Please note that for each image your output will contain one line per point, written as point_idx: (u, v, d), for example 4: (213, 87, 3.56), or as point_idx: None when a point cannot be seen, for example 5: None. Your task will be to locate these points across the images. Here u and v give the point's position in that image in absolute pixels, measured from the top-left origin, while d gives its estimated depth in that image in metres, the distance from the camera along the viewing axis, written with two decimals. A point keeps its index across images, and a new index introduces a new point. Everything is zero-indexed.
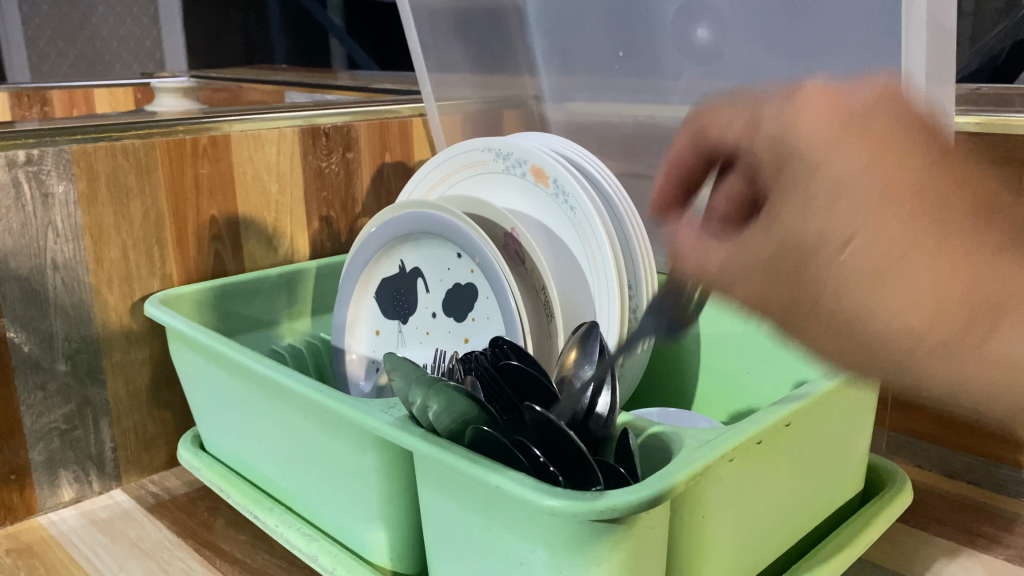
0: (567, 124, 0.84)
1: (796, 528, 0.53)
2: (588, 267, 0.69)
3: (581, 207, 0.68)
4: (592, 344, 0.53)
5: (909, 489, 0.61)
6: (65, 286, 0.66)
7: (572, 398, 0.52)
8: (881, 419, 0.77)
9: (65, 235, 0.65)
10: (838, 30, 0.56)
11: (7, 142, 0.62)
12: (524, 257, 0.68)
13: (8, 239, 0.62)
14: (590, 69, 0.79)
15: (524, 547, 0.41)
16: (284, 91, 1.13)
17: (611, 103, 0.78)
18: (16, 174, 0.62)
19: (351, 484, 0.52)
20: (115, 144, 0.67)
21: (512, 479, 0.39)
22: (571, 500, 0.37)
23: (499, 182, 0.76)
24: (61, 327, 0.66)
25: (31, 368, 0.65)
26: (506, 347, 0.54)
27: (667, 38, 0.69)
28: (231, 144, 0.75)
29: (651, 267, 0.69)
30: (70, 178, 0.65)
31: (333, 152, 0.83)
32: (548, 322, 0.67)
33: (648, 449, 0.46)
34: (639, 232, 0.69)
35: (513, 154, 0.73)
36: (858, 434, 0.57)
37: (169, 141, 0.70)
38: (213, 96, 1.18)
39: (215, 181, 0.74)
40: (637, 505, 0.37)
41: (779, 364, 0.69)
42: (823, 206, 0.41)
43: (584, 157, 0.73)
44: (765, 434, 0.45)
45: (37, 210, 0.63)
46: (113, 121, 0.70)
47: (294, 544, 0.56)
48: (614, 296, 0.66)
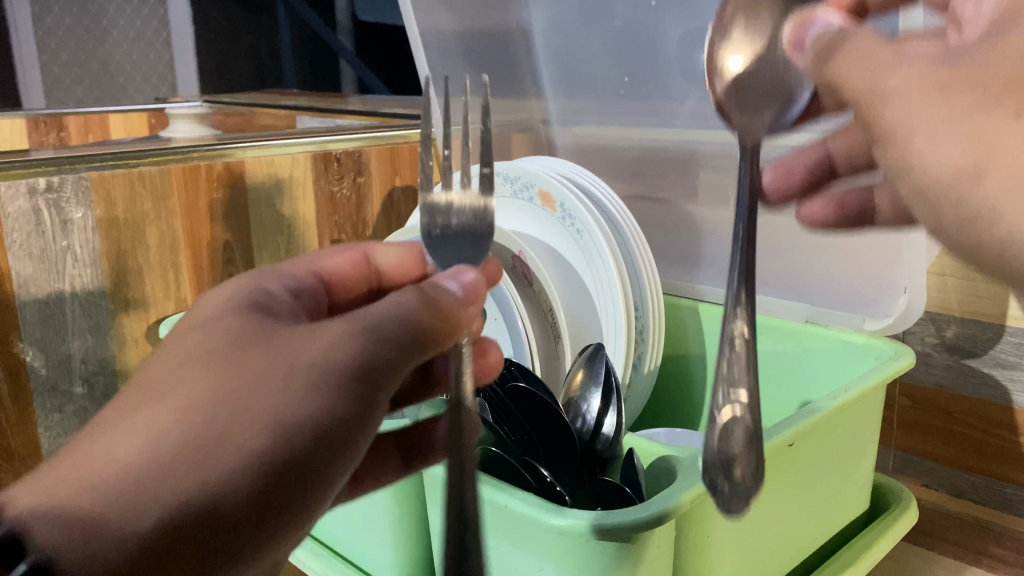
0: (574, 147, 0.86)
1: (800, 549, 0.54)
2: (595, 289, 0.70)
3: (587, 230, 0.69)
4: (597, 366, 0.56)
5: (914, 508, 0.62)
6: (83, 309, 0.67)
7: (580, 417, 0.54)
8: (886, 437, 0.78)
9: (82, 259, 0.67)
10: None
11: (29, 171, 0.64)
12: (531, 280, 0.69)
13: (28, 265, 0.64)
14: (596, 93, 0.80)
15: (533, 566, 0.42)
16: (297, 115, 1.15)
17: (617, 126, 0.80)
18: (37, 201, 0.63)
19: (363, 505, 0.53)
20: (132, 171, 0.68)
21: (521, 501, 0.40)
22: (576, 518, 0.38)
23: (507, 206, 0.78)
24: (79, 349, 0.68)
25: (49, 391, 0.66)
26: (514, 370, 0.55)
27: (672, 63, 0.70)
28: (245, 170, 0.76)
29: (656, 289, 0.70)
30: (89, 205, 0.66)
31: (345, 177, 0.84)
32: (556, 344, 0.69)
33: (654, 468, 0.47)
34: (645, 253, 0.70)
35: (521, 178, 0.75)
36: (862, 456, 0.58)
37: (184, 167, 0.72)
38: (226, 120, 1.20)
39: (230, 206, 0.76)
40: (641, 525, 0.37)
41: (784, 386, 0.70)
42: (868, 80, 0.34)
43: (589, 179, 0.74)
44: (767, 455, 0.46)
45: (56, 235, 0.65)
46: (131, 148, 0.72)
47: (305, 564, 0.56)
48: (621, 318, 0.67)
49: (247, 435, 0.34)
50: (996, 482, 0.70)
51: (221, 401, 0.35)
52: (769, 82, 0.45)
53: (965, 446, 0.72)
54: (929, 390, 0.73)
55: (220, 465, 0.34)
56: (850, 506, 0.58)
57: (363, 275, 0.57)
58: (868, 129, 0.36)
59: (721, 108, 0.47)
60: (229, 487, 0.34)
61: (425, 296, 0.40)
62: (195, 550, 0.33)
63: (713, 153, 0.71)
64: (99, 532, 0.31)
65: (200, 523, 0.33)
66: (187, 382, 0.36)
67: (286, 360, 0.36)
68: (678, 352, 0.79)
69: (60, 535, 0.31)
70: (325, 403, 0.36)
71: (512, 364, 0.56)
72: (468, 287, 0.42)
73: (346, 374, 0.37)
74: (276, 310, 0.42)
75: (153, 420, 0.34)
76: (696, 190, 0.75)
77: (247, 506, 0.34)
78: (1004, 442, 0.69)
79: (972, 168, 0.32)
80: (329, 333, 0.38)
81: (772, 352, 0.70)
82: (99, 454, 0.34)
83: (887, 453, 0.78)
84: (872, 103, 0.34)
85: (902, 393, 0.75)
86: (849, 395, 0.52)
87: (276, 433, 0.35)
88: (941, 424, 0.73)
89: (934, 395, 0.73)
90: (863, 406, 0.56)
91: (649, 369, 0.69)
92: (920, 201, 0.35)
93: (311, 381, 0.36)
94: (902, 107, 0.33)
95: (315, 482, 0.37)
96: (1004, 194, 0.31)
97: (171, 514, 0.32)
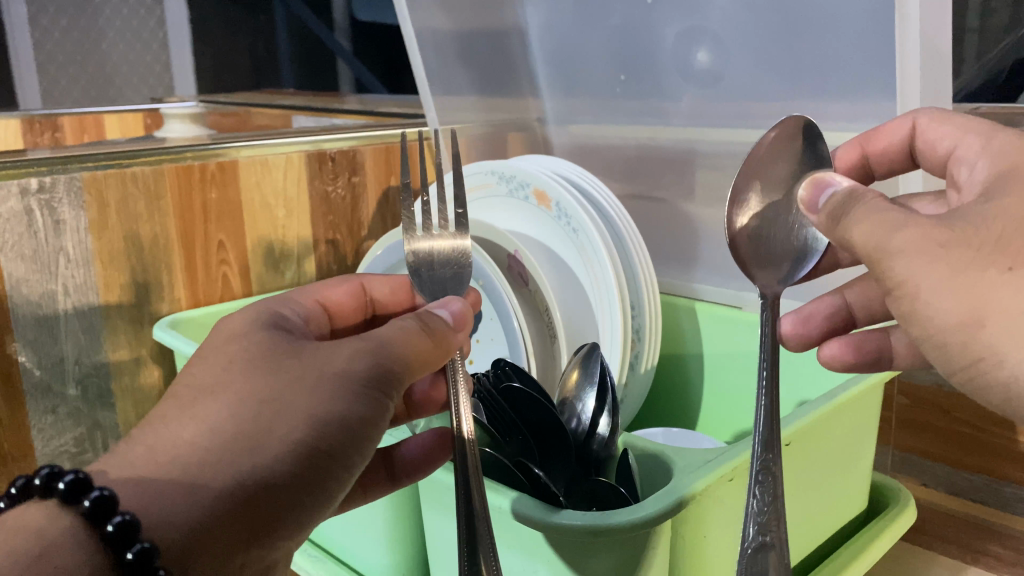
0: (572, 146, 0.86)
1: (797, 549, 0.53)
2: (592, 289, 0.70)
3: (582, 228, 0.69)
4: (593, 366, 0.55)
5: (913, 507, 0.62)
6: (76, 311, 0.67)
7: (575, 418, 0.53)
8: (886, 437, 0.77)
9: (75, 260, 0.66)
10: (839, 53, 0.57)
11: (22, 171, 0.63)
12: (527, 280, 0.69)
13: (20, 266, 0.63)
14: (594, 92, 0.80)
15: (530, 566, 0.42)
16: (293, 115, 1.15)
17: (614, 126, 0.79)
18: (29, 202, 0.63)
19: (357, 506, 0.52)
20: (124, 171, 0.68)
21: (515, 501, 0.40)
22: (573, 517, 0.38)
23: (502, 206, 0.77)
24: (72, 351, 0.67)
25: (41, 393, 0.66)
26: (507, 371, 0.55)
27: (668, 61, 0.70)
28: (239, 170, 0.76)
29: (654, 289, 0.69)
30: (81, 206, 0.66)
31: (340, 177, 0.84)
32: (552, 343, 0.68)
33: (649, 467, 0.47)
34: (641, 252, 0.69)
35: (517, 177, 0.74)
36: (860, 455, 0.57)
37: (178, 168, 0.71)
38: (222, 119, 1.19)
39: (224, 206, 0.76)
40: (639, 523, 0.37)
41: (782, 385, 0.70)
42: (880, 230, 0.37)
43: (585, 178, 0.73)
44: None
45: (48, 236, 0.64)
46: (124, 149, 0.72)
47: (299, 566, 0.56)
48: (617, 317, 0.67)
49: (287, 425, 0.36)
50: (994, 481, 0.70)
51: (263, 399, 0.37)
52: (781, 244, 0.49)
53: (960, 445, 0.72)
54: (926, 389, 0.73)
55: (266, 449, 0.35)
56: (847, 506, 0.58)
57: (359, 302, 0.56)
58: (882, 285, 0.38)
59: (736, 249, 0.49)
60: (276, 469, 0.35)
61: (427, 322, 0.43)
62: (250, 529, 0.33)
63: (710, 151, 0.71)
64: (168, 503, 0.32)
65: (254, 499, 0.34)
66: (231, 383, 0.38)
67: (316, 368, 0.39)
68: (676, 351, 0.79)
69: (130, 505, 0.32)
70: (353, 402, 0.38)
71: (506, 364, 0.55)
72: (457, 314, 0.44)
73: (367, 381, 0.39)
74: (293, 332, 0.44)
75: (205, 416, 0.36)
76: (693, 189, 0.74)
77: (291, 490, 0.35)
78: (998, 440, 0.69)
79: (973, 316, 0.35)
80: (349, 346, 0.40)
81: None
82: (160, 443, 0.35)
83: (885, 452, 0.77)
84: (881, 259, 0.37)
85: (902, 391, 0.76)
86: (846, 394, 0.52)
87: (314, 425, 0.37)
88: (937, 422, 0.73)
89: (931, 393, 0.73)
90: (860, 405, 0.55)
91: (646, 368, 0.69)
92: (930, 344, 0.37)
93: (339, 384, 0.38)
94: (906, 263, 0.36)
95: (343, 481, 0.38)
96: (1004, 339, 0.34)
97: (228, 490, 0.33)
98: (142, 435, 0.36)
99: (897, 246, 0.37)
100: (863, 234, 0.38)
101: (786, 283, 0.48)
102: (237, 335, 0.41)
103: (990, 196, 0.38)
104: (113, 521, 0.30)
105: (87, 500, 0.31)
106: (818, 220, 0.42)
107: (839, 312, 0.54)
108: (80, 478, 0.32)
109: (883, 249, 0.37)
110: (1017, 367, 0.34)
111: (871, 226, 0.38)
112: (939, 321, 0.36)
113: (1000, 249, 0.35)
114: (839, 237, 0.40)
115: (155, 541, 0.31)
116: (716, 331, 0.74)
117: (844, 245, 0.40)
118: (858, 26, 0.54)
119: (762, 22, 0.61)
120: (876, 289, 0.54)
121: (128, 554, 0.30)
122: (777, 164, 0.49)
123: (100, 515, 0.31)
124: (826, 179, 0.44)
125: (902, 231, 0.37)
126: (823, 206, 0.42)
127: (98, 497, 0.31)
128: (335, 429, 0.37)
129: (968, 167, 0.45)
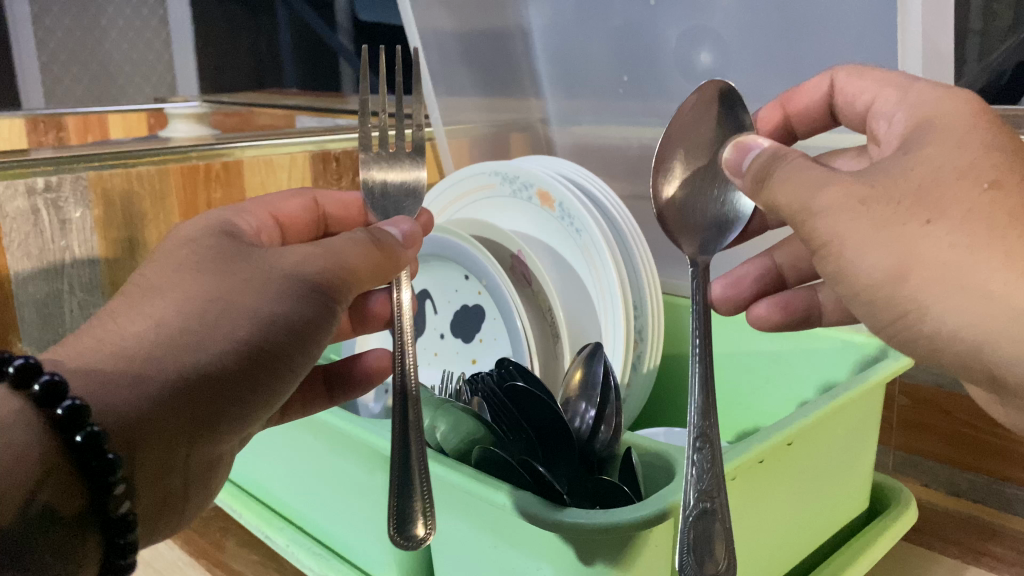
0: (573, 147, 0.86)
1: (800, 548, 0.54)
2: (595, 290, 0.70)
3: (586, 230, 0.69)
4: (596, 364, 0.55)
5: (914, 507, 0.62)
6: (81, 308, 0.68)
7: (578, 417, 0.53)
8: (887, 438, 0.78)
9: (81, 258, 0.67)
10: (840, 53, 0.57)
11: (26, 170, 0.63)
12: (530, 280, 0.70)
13: (26, 265, 0.64)
14: (595, 93, 0.80)
15: (532, 564, 0.42)
16: (295, 115, 1.15)
17: (616, 125, 0.79)
18: (35, 201, 0.63)
19: (362, 503, 0.53)
20: (130, 171, 0.68)
21: (521, 496, 0.40)
22: (576, 517, 0.38)
23: (506, 206, 0.78)
24: None
25: None
26: (511, 369, 0.55)
27: (670, 62, 0.70)
28: (243, 169, 0.76)
29: (656, 289, 0.70)
30: (87, 205, 0.66)
31: (343, 177, 0.85)
32: (554, 343, 0.68)
33: (652, 466, 0.47)
34: (644, 255, 0.70)
35: (520, 177, 0.75)
36: (861, 454, 0.58)
37: (183, 167, 0.72)
38: (225, 119, 1.19)
39: (228, 206, 0.76)
40: (639, 523, 0.38)
41: (784, 385, 0.70)
42: (803, 188, 0.39)
43: (590, 180, 0.74)
44: (767, 453, 0.46)
45: (54, 235, 0.65)
46: (129, 148, 0.72)
47: (303, 563, 0.56)
48: (620, 315, 0.67)
49: (231, 323, 0.38)
50: (996, 482, 0.70)
51: (211, 297, 0.38)
52: (708, 213, 0.51)
53: (962, 446, 0.72)
54: (927, 389, 0.74)
55: (210, 345, 0.37)
56: (848, 505, 0.58)
57: (312, 218, 0.58)
58: (809, 245, 0.40)
59: (664, 221, 0.51)
60: (217, 366, 0.37)
61: (379, 236, 0.43)
62: (190, 414, 0.36)
63: None
64: (115, 389, 0.35)
65: (195, 390, 0.36)
66: (179, 283, 0.39)
67: (262, 270, 0.40)
68: (677, 351, 0.79)
69: (79, 392, 0.34)
70: (297, 304, 0.39)
71: (510, 364, 0.56)
72: (407, 233, 0.46)
73: (313, 285, 0.40)
74: (242, 238, 0.45)
75: (152, 312, 0.38)
76: None
77: (233, 386, 0.38)
78: (1000, 443, 0.69)
79: (899, 270, 0.36)
80: (296, 250, 0.41)
81: (771, 351, 0.71)
82: (109, 335, 0.37)
83: (886, 452, 0.78)
84: (805, 219, 0.39)
85: (903, 391, 0.76)
86: (847, 394, 0.52)
87: (259, 324, 0.38)
88: (939, 424, 0.73)
89: (932, 394, 0.74)
90: (861, 406, 0.56)
91: (649, 367, 0.69)
92: (855, 300, 0.40)
93: (282, 285, 0.40)
94: (830, 221, 0.38)
95: (286, 377, 0.41)
96: (929, 292, 0.36)
97: (171, 383, 0.35)
98: (95, 329, 0.38)
99: (819, 207, 0.38)
100: (793, 197, 0.40)
101: (709, 253, 0.50)
102: (190, 240, 0.43)
103: (908, 148, 0.39)
104: (61, 404, 0.32)
105: (13, 367, 0.33)
106: (744, 182, 0.44)
107: (768, 274, 0.61)
108: (29, 363, 0.33)
109: (809, 206, 0.39)
110: (942, 317, 0.36)
111: (798, 184, 0.40)
112: (864, 276, 0.38)
113: (920, 202, 0.36)
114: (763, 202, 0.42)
115: (104, 425, 0.33)
116: (717, 332, 0.75)
117: (769, 206, 0.42)
118: (860, 28, 0.55)
119: (762, 22, 0.61)
120: (802, 250, 0.60)
121: (78, 436, 0.32)
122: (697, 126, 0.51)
123: (49, 399, 0.32)
124: (750, 142, 0.45)
125: (823, 191, 0.38)
126: (747, 166, 0.44)
127: (22, 364, 0.33)
128: (279, 330, 0.39)
129: (885, 120, 0.46)
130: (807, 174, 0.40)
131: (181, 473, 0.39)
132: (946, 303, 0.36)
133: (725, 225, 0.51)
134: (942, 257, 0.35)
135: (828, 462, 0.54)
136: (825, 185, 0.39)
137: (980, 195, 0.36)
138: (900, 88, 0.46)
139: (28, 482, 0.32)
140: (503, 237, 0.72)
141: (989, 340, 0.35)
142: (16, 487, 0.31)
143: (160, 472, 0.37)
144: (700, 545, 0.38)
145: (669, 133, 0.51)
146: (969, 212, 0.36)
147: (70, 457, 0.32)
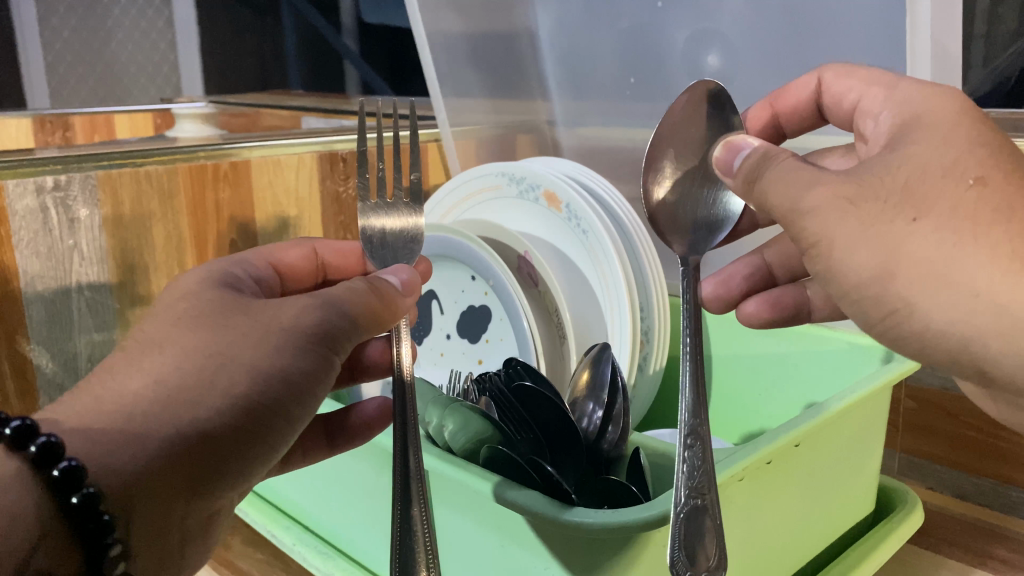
0: (580, 149, 0.86)
1: (805, 551, 0.53)
2: (601, 290, 0.70)
3: (592, 231, 0.69)
4: (603, 365, 0.55)
5: (921, 510, 0.62)
6: (89, 307, 0.68)
7: (585, 417, 0.54)
8: (892, 440, 0.78)
9: (89, 257, 0.67)
10: (848, 53, 0.57)
11: (37, 169, 0.64)
12: (536, 280, 0.70)
13: (34, 262, 0.64)
14: (601, 95, 0.80)
15: (538, 564, 0.42)
16: (302, 116, 1.15)
17: (622, 128, 0.79)
18: (44, 200, 0.63)
19: (367, 501, 0.53)
20: (138, 170, 0.69)
21: (528, 497, 0.40)
22: (586, 516, 0.38)
23: (513, 207, 0.78)
24: (84, 348, 0.68)
25: (55, 389, 0.67)
26: (519, 369, 0.55)
27: (677, 65, 0.70)
28: (251, 170, 0.76)
29: (662, 289, 0.70)
30: (96, 203, 0.66)
31: (350, 178, 0.85)
32: (560, 344, 0.69)
33: (659, 467, 0.47)
34: (650, 255, 0.70)
35: (527, 179, 0.75)
36: (868, 455, 0.58)
37: (191, 167, 0.72)
38: (231, 120, 1.20)
39: (236, 207, 0.76)
40: (649, 524, 0.38)
41: (790, 387, 0.70)
42: (785, 187, 0.40)
43: (597, 181, 0.74)
44: (773, 455, 0.46)
45: (63, 233, 0.65)
46: (138, 147, 0.72)
47: (310, 561, 0.56)
48: (627, 319, 0.67)
49: (228, 378, 0.37)
50: (1001, 486, 0.70)
51: (209, 352, 0.38)
52: (697, 213, 0.52)
53: (967, 449, 0.72)
54: (932, 392, 0.74)
55: (205, 402, 0.37)
56: (853, 509, 0.58)
57: (311, 266, 0.57)
58: (799, 245, 0.41)
59: (654, 221, 0.51)
60: (216, 422, 0.37)
61: (378, 283, 0.43)
62: (187, 473, 0.36)
63: None
64: (114, 449, 0.34)
65: (193, 450, 0.36)
66: (177, 337, 0.39)
67: (262, 323, 0.40)
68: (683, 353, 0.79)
69: (76, 451, 0.33)
70: (295, 358, 0.39)
71: (518, 363, 0.56)
72: (406, 282, 0.45)
73: (313, 337, 0.40)
74: (242, 291, 0.45)
75: (150, 367, 0.37)
76: None
77: (230, 442, 0.38)
78: (1004, 447, 0.69)
79: (885, 270, 0.37)
80: (297, 304, 0.41)
81: (777, 354, 0.71)
82: (106, 393, 0.36)
83: (891, 455, 0.78)
84: (796, 219, 0.40)
85: (909, 394, 0.76)
86: (855, 395, 0.52)
87: (256, 379, 0.38)
88: (942, 426, 0.73)
89: (938, 397, 0.73)
90: (869, 409, 0.56)
91: (655, 369, 0.69)
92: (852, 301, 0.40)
93: (283, 338, 0.39)
94: (819, 221, 0.38)
95: (286, 430, 0.41)
96: (924, 297, 0.36)
97: (168, 441, 0.35)
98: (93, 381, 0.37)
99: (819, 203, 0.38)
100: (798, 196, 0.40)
101: (699, 253, 0.51)
102: (188, 293, 0.42)
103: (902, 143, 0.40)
104: (57, 466, 0.31)
105: (7, 428, 0.32)
106: (734, 181, 0.45)
107: (757, 272, 0.61)
108: (25, 424, 0.32)
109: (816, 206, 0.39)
110: (931, 316, 0.36)
111: (790, 179, 0.40)
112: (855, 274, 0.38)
113: (906, 200, 0.37)
114: (762, 197, 0.42)
115: (102, 486, 0.33)
116: (724, 333, 0.75)
117: (763, 206, 0.43)
118: (867, 26, 0.55)
119: (771, 26, 0.62)
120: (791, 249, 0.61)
121: (75, 497, 0.31)
122: (706, 125, 0.51)
123: (45, 461, 0.31)
124: (739, 141, 0.46)
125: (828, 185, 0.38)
126: (737, 167, 0.44)
127: (19, 425, 0.32)
128: (276, 383, 0.39)
129: (873, 118, 0.46)
130: (804, 171, 0.40)
131: (179, 527, 0.39)
132: (938, 295, 0.36)
133: (714, 226, 0.52)
134: (928, 252, 0.36)
135: (835, 464, 0.54)
136: (816, 181, 0.39)
137: (965, 194, 0.36)
138: (888, 86, 0.46)
139: (26, 546, 0.31)
140: (509, 237, 0.72)
141: (976, 336, 0.36)
142: (13, 552, 0.30)
143: (158, 530, 0.37)
144: (691, 539, 0.39)
145: (660, 134, 0.50)
146: (954, 211, 0.36)
147: (65, 518, 0.32)
